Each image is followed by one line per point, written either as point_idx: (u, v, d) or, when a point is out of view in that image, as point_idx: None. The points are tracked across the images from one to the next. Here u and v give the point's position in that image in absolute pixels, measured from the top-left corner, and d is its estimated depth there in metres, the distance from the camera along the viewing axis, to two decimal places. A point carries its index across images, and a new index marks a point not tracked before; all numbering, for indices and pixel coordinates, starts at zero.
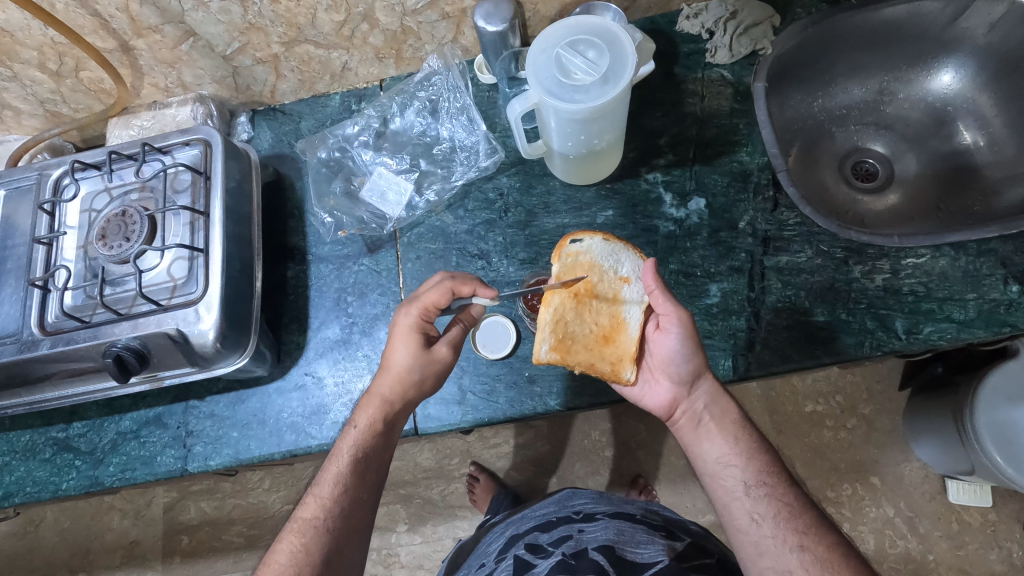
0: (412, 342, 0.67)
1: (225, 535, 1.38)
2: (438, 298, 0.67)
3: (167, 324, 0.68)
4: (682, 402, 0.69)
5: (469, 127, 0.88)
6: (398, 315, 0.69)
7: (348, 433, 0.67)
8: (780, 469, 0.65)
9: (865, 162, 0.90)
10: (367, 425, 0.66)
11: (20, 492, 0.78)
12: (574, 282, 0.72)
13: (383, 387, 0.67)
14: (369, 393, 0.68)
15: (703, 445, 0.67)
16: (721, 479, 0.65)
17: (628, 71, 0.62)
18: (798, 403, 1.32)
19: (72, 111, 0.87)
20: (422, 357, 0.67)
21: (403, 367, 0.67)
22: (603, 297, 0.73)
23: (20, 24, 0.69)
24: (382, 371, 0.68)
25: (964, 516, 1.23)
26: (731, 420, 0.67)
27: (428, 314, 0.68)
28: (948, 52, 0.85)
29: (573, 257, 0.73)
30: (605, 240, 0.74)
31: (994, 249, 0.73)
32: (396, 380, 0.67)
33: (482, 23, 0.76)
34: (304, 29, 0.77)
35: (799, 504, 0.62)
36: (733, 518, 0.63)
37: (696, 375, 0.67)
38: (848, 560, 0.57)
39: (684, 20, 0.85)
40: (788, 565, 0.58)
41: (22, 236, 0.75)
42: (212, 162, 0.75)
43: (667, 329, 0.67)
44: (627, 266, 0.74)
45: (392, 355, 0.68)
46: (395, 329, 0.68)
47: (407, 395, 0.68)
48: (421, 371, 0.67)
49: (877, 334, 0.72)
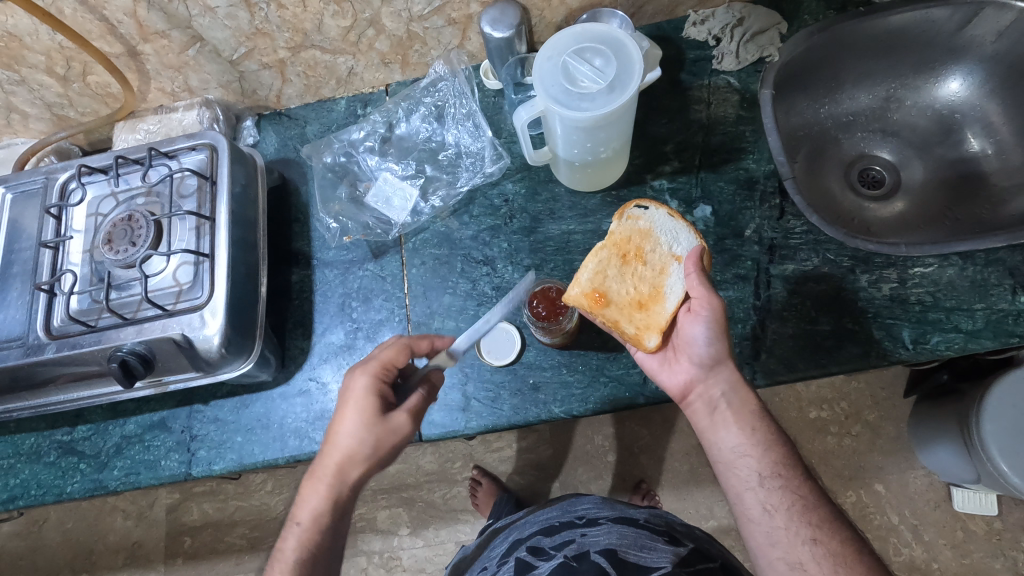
0: (365, 404, 0.63)
1: (227, 537, 1.38)
2: (394, 356, 0.66)
3: (171, 329, 0.68)
4: (698, 386, 0.68)
5: (475, 133, 0.88)
6: (348, 380, 0.65)
7: (291, 529, 0.64)
8: (797, 462, 0.64)
9: (872, 170, 0.90)
10: (310, 520, 0.64)
11: (24, 494, 0.78)
12: (627, 242, 0.74)
13: (331, 465, 0.64)
14: (313, 476, 0.65)
15: (719, 433, 0.66)
16: (737, 469, 0.64)
17: (634, 79, 0.62)
18: (802, 410, 1.31)
19: (78, 115, 0.87)
20: (375, 421, 0.63)
21: (349, 433, 0.63)
22: (650, 266, 0.73)
23: (28, 29, 0.70)
24: (329, 446, 0.64)
25: (969, 524, 1.22)
26: (750, 410, 0.65)
27: (383, 376, 0.65)
28: (956, 60, 0.84)
29: (633, 219, 0.75)
30: (670, 214, 0.74)
31: (1002, 259, 0.73)
32: (344, 453, 0.63)
33: (488, 30, 0.76)
34: (310, 34, 0.77)
35: (814, 497, 0.61)
36: (746, 509, 0.63)
37: (718, 360, 0.66)
38: (859, 558, 0.58)
39: (691, 26, 0.85)
40: (800, 557, 0.58)
41: (28, 241, 0.76)
42: (218, 167, 0.75)
43: (697, 313, 0.67)
44: (683, 245, 0.73)
45: (342, 424, 0.64)
46: (345, 391, 0.65)
47: (358, 470, 0.64)
48: (373, 440, 0.63)
49: (884, 344, 0.71)
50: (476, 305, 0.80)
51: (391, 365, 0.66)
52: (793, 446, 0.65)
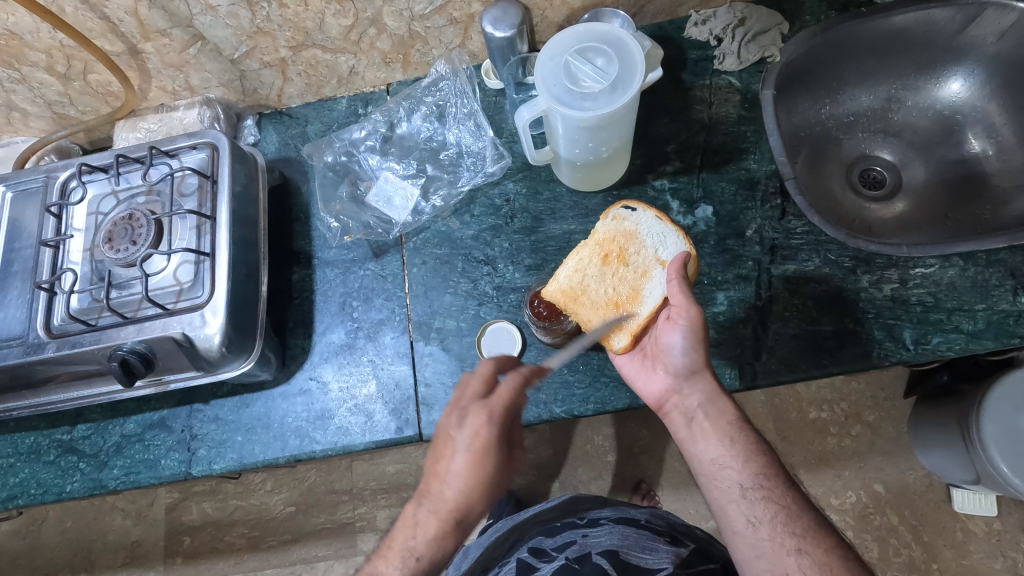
0: (493, 448, 0.64)
1: (227, 537, 1.38)
2: (516, 398, 0.65)
3: (172, 328, 0.68)
4: (674, 396, 0.69)
5: (476, 133, 0.88)
6: (479, 424, 0.64)
7: (403, 562, 0.63)
8: (779, 470, 0.64)
9: (872, 170, 0.90)
10: (429, 552, 0.63)
11: (23, 494, 0.78)
12: (611, 242, 0.74)
13: (456, 505, 0.63)
14: (434, 514, 0.64)
15: (699, 445, 0.67)
16: (718, 481, 0.65)
17: (636, 79, 0.62)
18: (802, 410, 1.31)
19: (79, 114, 0.87)
20: (502, 459, 0.65)
21: (483, 476, 0.63)
22: (632, 268, 0.74)
23: (29, 27, 0.69)
24: (448, 486, 0.64)
25: (968, 524, 1.22)
26: (727, 421, 0.66)
27: (507, 415, 0.65)
28: (958, 60, 0.84)
29: (618, 220, 0.75)
30: (658, 218, 0.75)
31: (1002, 259, 0.73)
32: (471, 495, 0.63)
33: (489, 29, 0.76)
34: (311, 33, 0.77)
35: (797, 506, 0.61)
36: (730, 521, 0.63)
37: (693, 371, 0.67)
38: (848, 563, 0.57)
39: (693, 26, 0.85)
40: (785, 567, 0.58)
41: (28, 239, 0.75)
42: (219, 166, 0.75)
43: (676, 321, 0.67)
44: (669, 250, 0.73)
45: (466, 467, 0.63)
46: (469, 435, 0.64)
47: (483, 507, 0.65)
48: (504, 478, 0.65)
49: (885, 344, 0.71)
50: (477, 304, 0.79)
51: (512, 406, 0.65)
52: (775, 453, 0.65)
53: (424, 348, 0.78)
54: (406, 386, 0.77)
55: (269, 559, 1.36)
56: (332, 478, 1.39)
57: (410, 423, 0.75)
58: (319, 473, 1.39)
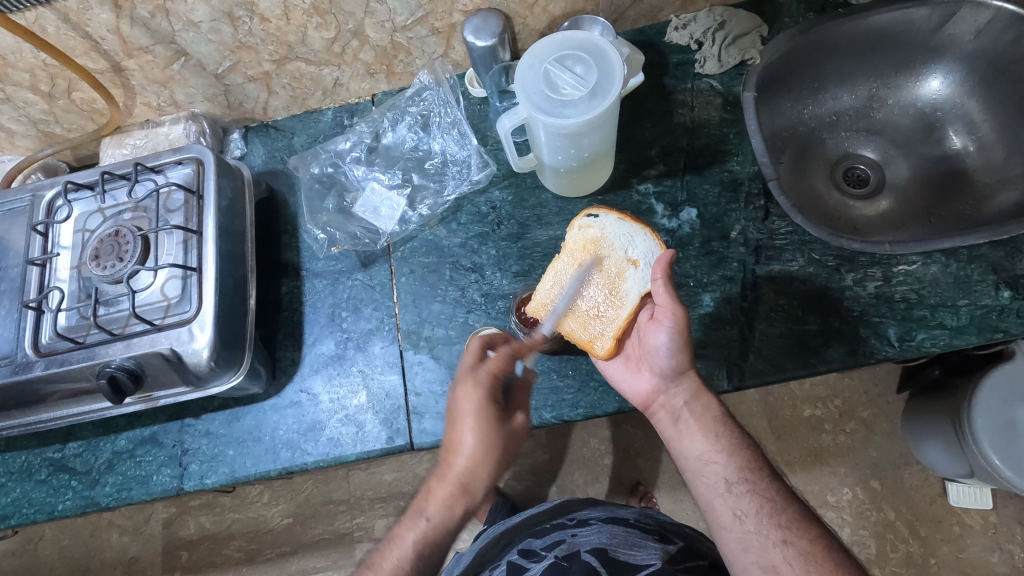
0: (489, 414, 0.66)
1: (226, 549, 1.38)
2: (502, 365, 0.67)
3: (160, 343, 0.68)
4: (661, 396, 0.69)
5: (461, 141, 0.88)
6: (463, 400, 0.66)
7: (415, 523, 0.68)
8: (765, 465, 0.65)
9: (856, 168, 0.91)
10: (439, 517, 0.67)
11: (16, 513, 0.77)
12: (582, 251, 0.74)
13: (461, 473, 0.66)
14: (441, 481, 0.67)
15: (684, 442, 0.68)
16: (704, 476, 0.66)
17: (616, 86, 0.62)
18: (797, 407, 1.31)
19: (65, 131, 0.87)
20: (501, 424, 0.67)
21: (484, 444, 0.66)
22: (606, 272, 0.74)
23: (11, 48, 0.70)
24: (455, 456, 0.67)
25: (965, 518, 1.23)
26: (712, 417, 0.67)
27: (496, 380, 0.67)
28: (936, 59, 0.85)
29: (585, 228, 0.75)
30: (621, 219, 0.75)
31: (984, 255, 0.73)
32: (477, 461, 0.66)
33: (471, 38, 0.76)
34: (294, 47, 0.77)
35: (782, 498, 0.62)
36: (716, 516, 0.64)
37: (680, 370, 0.68)
38: (830, 555, 0.58)
39: (673, 31, 0.86)
40: (772, 560, 0.59)
41: (16, 258, 0.76)
42: (204, 180, 0.75)
43: (660, 322, 0.67)
44: (639, 249, 0.74)
45: (467, 434, 0.66)
46: (467, 403, 0.66)
47: (489, 472, 0.67)
48: (505, 442, 0.67)
49: (870, 342, 0.72)
50: (465, 312, 0.80)
51: (500, 371, 0.67)
52: (761, 449, 0.67)
53: (413, 357, 0.79)
54: (396, 395, 0.77)
55: (268, 571, 1.35)
56: (329, 489, 1.38)
57: (401, 432, 0.75)
58: (316, 483, 1.39)
